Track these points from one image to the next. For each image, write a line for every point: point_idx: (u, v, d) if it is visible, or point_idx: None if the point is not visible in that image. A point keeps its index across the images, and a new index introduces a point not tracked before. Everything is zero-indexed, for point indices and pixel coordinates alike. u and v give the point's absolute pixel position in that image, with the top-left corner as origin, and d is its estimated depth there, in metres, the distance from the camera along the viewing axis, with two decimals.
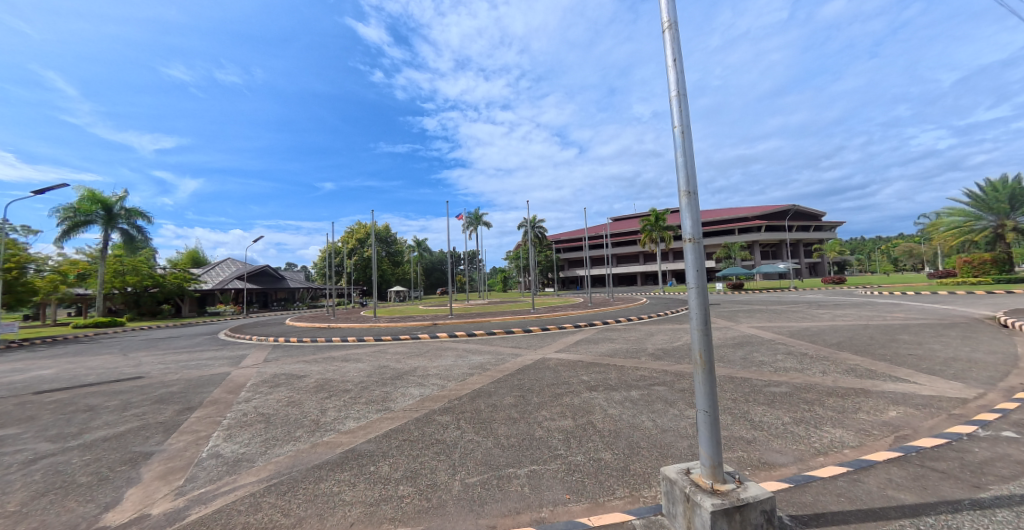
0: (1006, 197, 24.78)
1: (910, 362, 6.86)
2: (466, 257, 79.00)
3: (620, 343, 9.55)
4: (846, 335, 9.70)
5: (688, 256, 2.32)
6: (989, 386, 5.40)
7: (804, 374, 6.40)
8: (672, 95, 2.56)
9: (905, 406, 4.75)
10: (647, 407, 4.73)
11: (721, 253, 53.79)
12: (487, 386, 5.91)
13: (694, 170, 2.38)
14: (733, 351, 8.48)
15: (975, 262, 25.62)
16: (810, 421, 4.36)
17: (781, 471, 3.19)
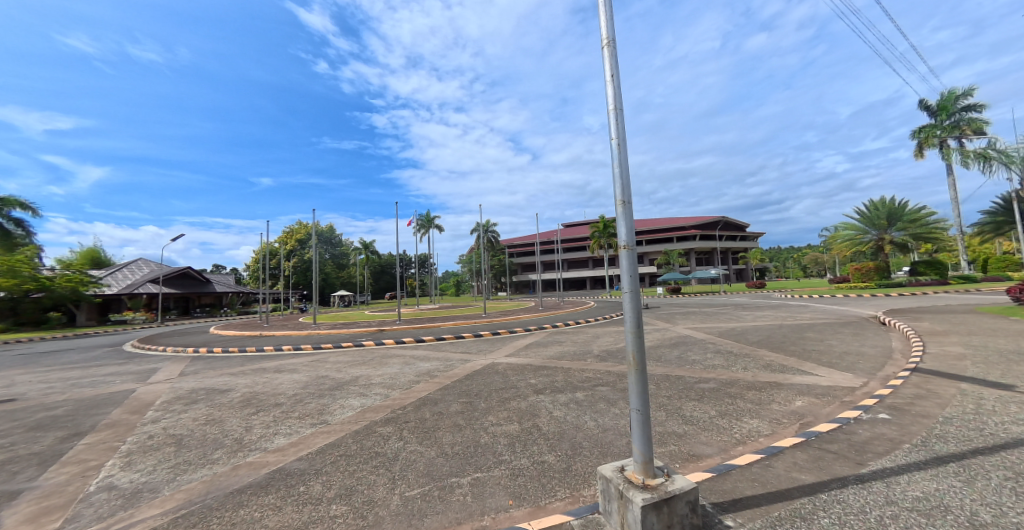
0: (884, 215, 29.18)
1: (813, 357, 7.76)
2: (416, 261, 77.24)
3: (568, 346, 9.80)
4: (764, 335, 10.79)
5: (622, 263, 2.46)
6: (872, 375, 6.30)
7: (729, 370, 7.02)
8: (609, 109, 2.71)
9: (809, 396, 5.39)
10: (590, 408, 4.89)
11: (664, 260, 57.45)
12: (434, 394, 5.77)
13: (628, 181, 2.54)
14: (670, 351, 9.06)
15: (863, 269, 29.83)
16: (732, 414, 4.77)
17: (706, 462, 3.44)
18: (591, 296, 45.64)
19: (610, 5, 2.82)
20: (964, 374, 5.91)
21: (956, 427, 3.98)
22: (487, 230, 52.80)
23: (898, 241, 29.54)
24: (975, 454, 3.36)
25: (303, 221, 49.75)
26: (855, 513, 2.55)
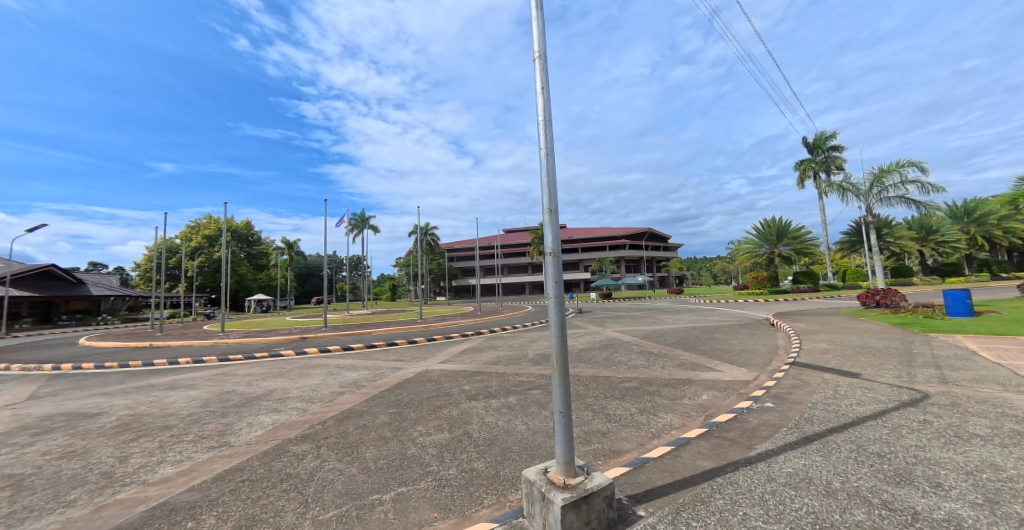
0: (775, 232, 33.95)
1: (718, 355, 8.73)
2: (348, 264, 72.65)
3: (504, 351, 9.88)
4: (680, 336, 11.91)
5: (547, 269, 2.55)
6: (763, 369, 7.25)
7: (649, 369, 7.60)
8: (539, 119, 2.79)
9: (712, 390, 6.04)
10: (521, 411, 4.95)
11: (597, 267, 60.63)
12: (359, 405, 5.43)
13: (554, 190, 2.64)
14: (599, 353, 9.56)
15: (759, 278, 34.34)
16: (650, 410, 5.15)
17: (625, 457, 3.67)
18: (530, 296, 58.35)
19: (542, 21, 2.93)
20: (827, 365, 7.08)
21: (820, 410, 4.73)
22: (427, 233, 51.17)
23: (785, 255, 34.53)
24: (831, 432, 4.02)
25: (212, 215, 43.84)
26: (743, 492, 2.89)
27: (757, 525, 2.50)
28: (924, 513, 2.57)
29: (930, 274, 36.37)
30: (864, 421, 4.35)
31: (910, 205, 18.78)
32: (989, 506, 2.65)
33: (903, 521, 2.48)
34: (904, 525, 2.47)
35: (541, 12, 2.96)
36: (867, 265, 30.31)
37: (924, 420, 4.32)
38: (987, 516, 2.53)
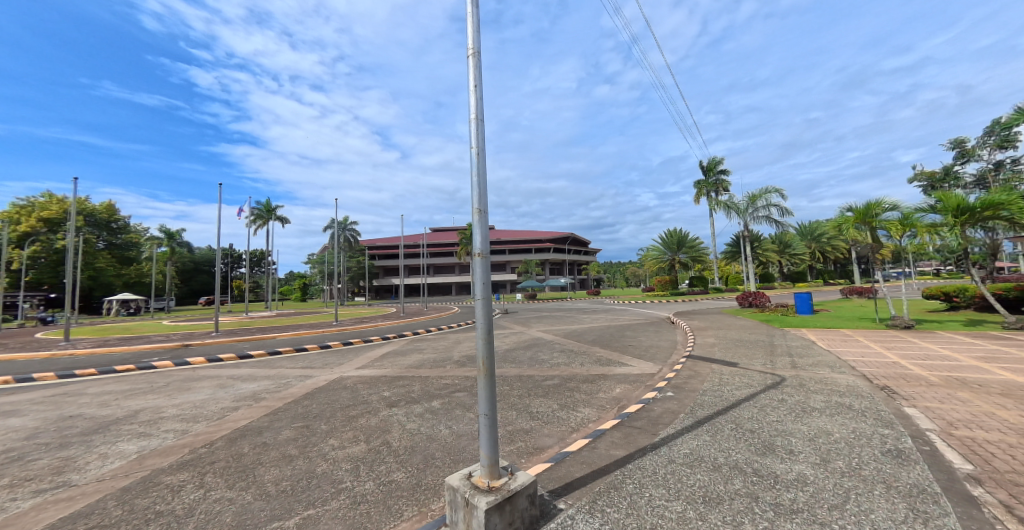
0: (676, 241, 38.19)
1: (630, 351, 9.49)
2: (249, 259, 64.54)
3: (428, 354, 9.57)
4: (597, 334, 12.70)
5: (475, 270, 2.51)
6: (666, 362, 8.06)
7: (570, 367, 7.97)
8: (471, 118, 2.75)
9: (624, 383, 6.53)
10: (445, 416, 4.82)
11: (522, 269, 62.10)
12: (258, 421, 4.80)
13: (485, 190, 2.62)
14: (524, 352, 9.77)
15: (662, 282, 38.36)
16: (569, 406, 5.38)
17: (546, 453, 3.77)
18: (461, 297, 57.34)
19: (477, 18, 2.88)
20: (715, 357, 8.13)
21: (709, 396, 5.40)
22: (345, 229, 47.58)
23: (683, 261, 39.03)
24: (719, 414, 4.60)
25: (55, 194, 35.58)
26: (649, 474, 3.15)
27: (660, 503, 2.74)
28: (784, 477, 3.07)
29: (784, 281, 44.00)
30: (742, 403, 5.07)
31: (772, 223, 22.60)
32: (826, 465, 3.26)
33: (768, 485, 2.94)
34: (769, 487, 2.92)
35: (476, 8, 2.91)
36: (742, 273, 35.63)
37: (783, 398, 5.19)
38: (824, 474, 3.12)
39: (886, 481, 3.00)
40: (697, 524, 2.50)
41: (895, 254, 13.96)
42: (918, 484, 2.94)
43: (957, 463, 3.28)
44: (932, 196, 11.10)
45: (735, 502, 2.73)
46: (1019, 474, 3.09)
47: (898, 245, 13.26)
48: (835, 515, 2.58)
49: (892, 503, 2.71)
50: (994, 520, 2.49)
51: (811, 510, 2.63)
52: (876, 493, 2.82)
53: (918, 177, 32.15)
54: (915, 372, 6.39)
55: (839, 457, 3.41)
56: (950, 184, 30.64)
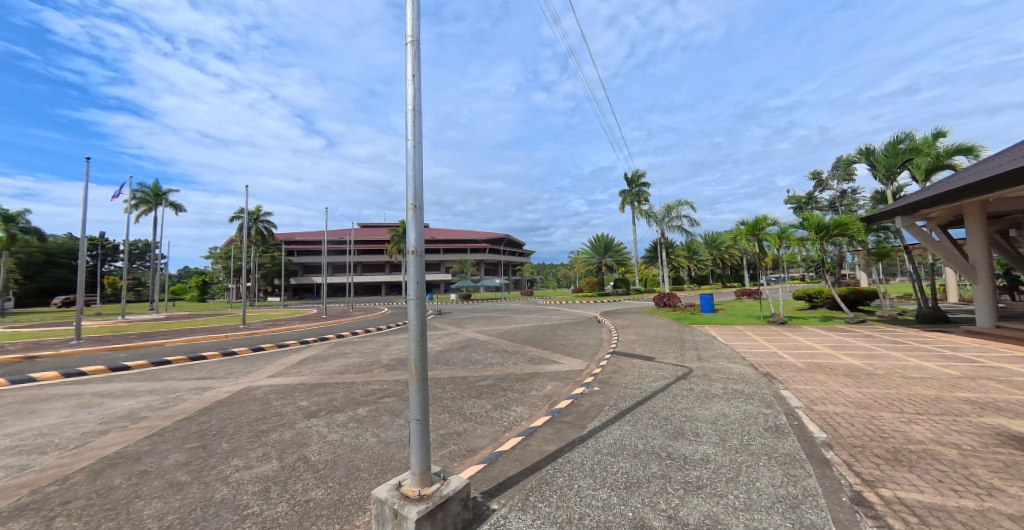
0: (603, 246, 40.78)
1: (560, 349, 9.81)
2: (131, 252, 54.80)
3: (354, 358, 8.96)
4: (528, 334, 12.97)
5: (409, 268, 2.38)
6: (593, 359, 8.48)
7: (503, 366, 8.02)
8: (408, 109, 2.60)
9: (555, 380, 6.74)
10: (371, 423, 4.54)
11: (457, 268, 61.35)
12: (137, 446, 4.05)
13: (421, 186, 2.50)
14: (457, 353, 9.62)
15: (589, 283, 40.54)
16: (503, 405, 5.40)
17: (480, 454, 3.72)
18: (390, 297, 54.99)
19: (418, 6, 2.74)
20: (636, 353, 8.75)
21: (631, 388, 5.79)
22: (257, 220, 42.43)
23: (608, 265, 41.69)
24: (639, 405, 4.95)
25: None
26: (577, 466, 3.27)
27: (588, 493, 2.85)
28: (691, 457, 3.39)
29: (692, 284, 49.12)
30: (659, 393, 5.52)
31: (683, 232, 25.17)
32: (725, 443, 3.68)
33: (679, 466, 3.23)
34: (680, 467, 3.21)
35: None
36: (658, 276, 39.10)
37: (691, 387, 5.76)
38: (723, 451, 3.51)
39: (770, 453, 3.47)
40: (619, 508, 2.64)
41: (771, 261, 16.10)
42: (791, 453, 3.45)
43: (816, 432, 3.92)
44: (798, 215, 13.26)
45: (652, 484, 2.94)
46: (858, 437, 3.78)
47: (774, 254, 15.36)
48: (731, 485, 2.91)
49: (774, 471, 3.14)
50: (842, 476, 3.02)
51: (712, 484, 2.93)
52: (761, 463, 3.26)
53: (788, 200, 37.91)
54: (793, 360, 7.50)
55: (734, 435, 3.87)
56: (813, 206, 36.75)
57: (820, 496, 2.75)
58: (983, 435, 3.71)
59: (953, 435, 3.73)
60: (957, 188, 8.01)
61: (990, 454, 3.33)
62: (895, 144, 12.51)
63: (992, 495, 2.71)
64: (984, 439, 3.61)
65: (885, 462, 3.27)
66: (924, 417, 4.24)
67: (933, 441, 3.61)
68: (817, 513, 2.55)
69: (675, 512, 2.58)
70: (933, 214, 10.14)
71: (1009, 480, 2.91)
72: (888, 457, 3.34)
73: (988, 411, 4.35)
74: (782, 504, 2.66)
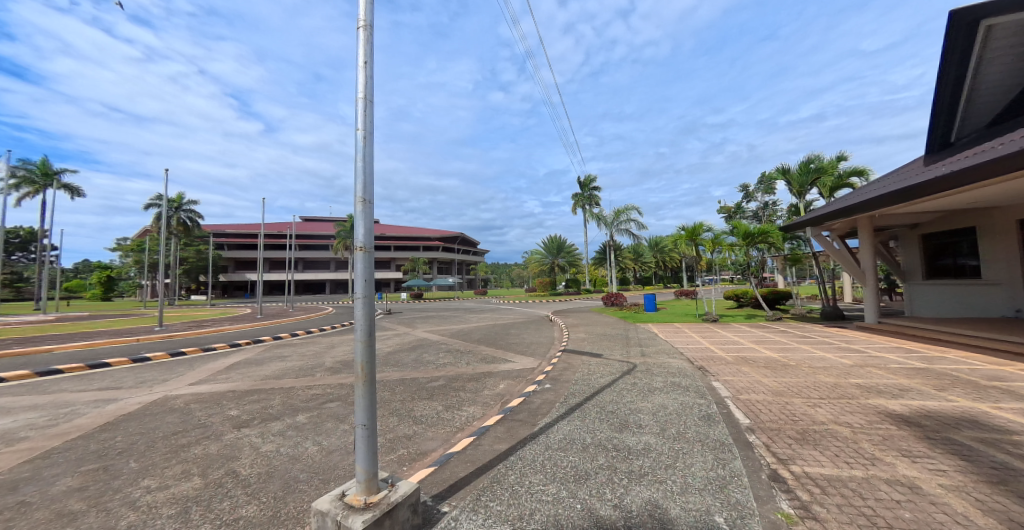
0: (556, 247, 41.75)
1: (513, 348, 9.87)
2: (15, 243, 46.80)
3: (294, 361, 8.36)
4: (481, 333, 12.90)
5: (357, 266, 2.25)
6: (544, 357, 8.62)
7: (455, 366, 7.89)
8: (358, 97, 2.46)
9: (507, 379, 6.76)
10: (313, 431, 4.25)
11: (409, 267, 59.66)
12: (16, 473, 3.44)
13: (371, 179, 2.38)
14: (408, 354, 9.32)
15: (542, 283, 41.28)
16: (454, 406, 5.30)
17: (430, 457, 3.62)
18: (336, 296, 52.24)
19: None
20: (585, 350, 9.01)
21: (580, 385, 5.96)
22: (179, 210, 38.16)
23: (560, 265, 42.75)
24: (587, 400, 5.09)
25: None
26: (528, 463, 3.29)
27: (539, 488, 2.87)
28: (635, 447, 3.55)
29: (636, 285, 51.85)
30: (606, 388, 5.73)
31: (631, 235, 26.46)
32: (666, 433, 3.89)
33: (623, 456, 3.36)
34: (624, 458, 3.35)
35: None
36: (606, 276, 40.77)
37: (635, 382, 6.04)
38: (662, 440, 3.71)
39: (704, 439, 3.73)
40: (568, 501, 2.69)
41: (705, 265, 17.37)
42: (720, 438, 3.74)
43: (742, 418, 4.29)
44: (728, 223, 14.41)
45: (598, 476, 3.03)
46: (776, 422, 4.18)
47: (708, 257, 16.61)
48: (669, 471, 3.09)
49: (707, 456, 3.37)
50: (762, 457, 3.32)
51: (653, 471, 3.08)
52: (694, 449, 3.49)
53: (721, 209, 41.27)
54: (725, 355, 8.14)
55: (672, 424, 4.12)
56: (741, 216, 40.31)
57: (743, 476, 3.00)
58: (869, 414, 4.28)
59: (847, 415, 4.26)
60: (853, 204, 9.15)
61: (873, 430, 3.84)
62: (806, 164, 14.08)
63: (876, 464, 3.13)
64: (869, 417, 4.16)
65: (796, 442, 3.64)
66: (826, 401, 4.80)
67: (832, 421, 4.10)
68: (741, 492, 2.77)
69: (620, 500, 2.68)
70: (836, 226, 11.51)
71: (887, 450, 3.39)
72: (798, 437, 3.74)
73: (873, 393, 5.03)
74: (711, 485, 2.86)
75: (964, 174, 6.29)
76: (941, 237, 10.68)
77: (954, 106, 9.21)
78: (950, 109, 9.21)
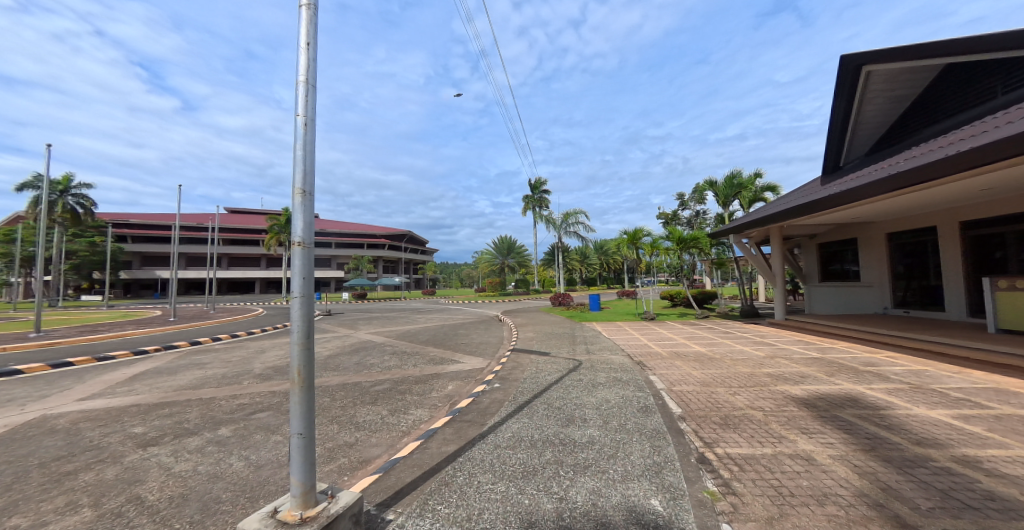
0: (506, 247, 42.06)
1: (461, 348, 9.76)
2: None
3: (216, 368, 7.56)
4: (429, 334, 12.60)
5: (294, 263, 2.08)
6: (493, 357, 8.62)
7: (401, 369, 7.63)
8: (299, 80, 2.27)
9: (456, 380, 6.68)
10: (237, 445, 3.86)
11: (352, 265, 56.71)
12: None
13: (312, 169, 2.21)
14: (350, 357, 8.85)
15: (492, 283, 41.35)
16: (400, 409, 5.12)
17: (374, 464, 3.45)
18: (268, 296, 48.20)
19: None
20: (533, 349, 9.15)
21: (528, 383, 6.05)
22: (65, 194, 32.72)
23: (510, 265, 43.12)
24: (535, 398, 5.17)
25: None
26: (476, 464, 3.25)
27: (487, 488, 2.85)
28: (579, 441, 3.66)
29: (583, 285, 53.85)
30: (554, 385, 5.88)
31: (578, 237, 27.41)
32: (608, 425, 4.07)
33: (568, 450, 3.45)
34: (570, 452, 3.44)
35: None
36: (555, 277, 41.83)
37: (580, 378, 6.26)
38: (605, 432, 3.88)
39: (643, 429, 3.95)
40: (517, 497, 2.71)
41: (643, 267, 18.34)
42: (656, 427, 3.98)
43: (674, 408, 4.61)
44: (665, 228, 15.31)
45: (546, 470, 3.09)
46: (705, 409, 4.54)
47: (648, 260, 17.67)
48: (610, 461, 3.23)
49: (646, 444, 3.57)
50: (692, 442, 3.59)
51: (597, 463, 3.20)
52: (634, 439, 3.68)
53: (660, 215, 44.16)
54: (662, 351, 8.70)
55: (614, 417, 4.31)
56: (677, 223, 43.36)
57: (676, 460, 3.22)
58: (779, 399, 4.81)
59: (761, 401, 4.74)
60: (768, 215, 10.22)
61: (781, 412, 4.32)
62: (730, 179, 15.44)
63: (783, 441, 3.52)
64: (779, 402, 4.68)
65: (720, 427, 3.98)
66: (743, 389, 5.32)
67: (749, 406, 4.55)
68: (674, 475, 2.97)
69: (565, 493, 2.74)
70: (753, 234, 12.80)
71: (791, 429, 3.83)
72: (721, 422, 4.09)
73: (782, 381, 5.66)
74: (648, 471, 3.03)
75: (851, 193, 7.24)
76: (833, 246, 12.29)
77: (843, 136, 10.61)
78: (840, 138, 10.62)
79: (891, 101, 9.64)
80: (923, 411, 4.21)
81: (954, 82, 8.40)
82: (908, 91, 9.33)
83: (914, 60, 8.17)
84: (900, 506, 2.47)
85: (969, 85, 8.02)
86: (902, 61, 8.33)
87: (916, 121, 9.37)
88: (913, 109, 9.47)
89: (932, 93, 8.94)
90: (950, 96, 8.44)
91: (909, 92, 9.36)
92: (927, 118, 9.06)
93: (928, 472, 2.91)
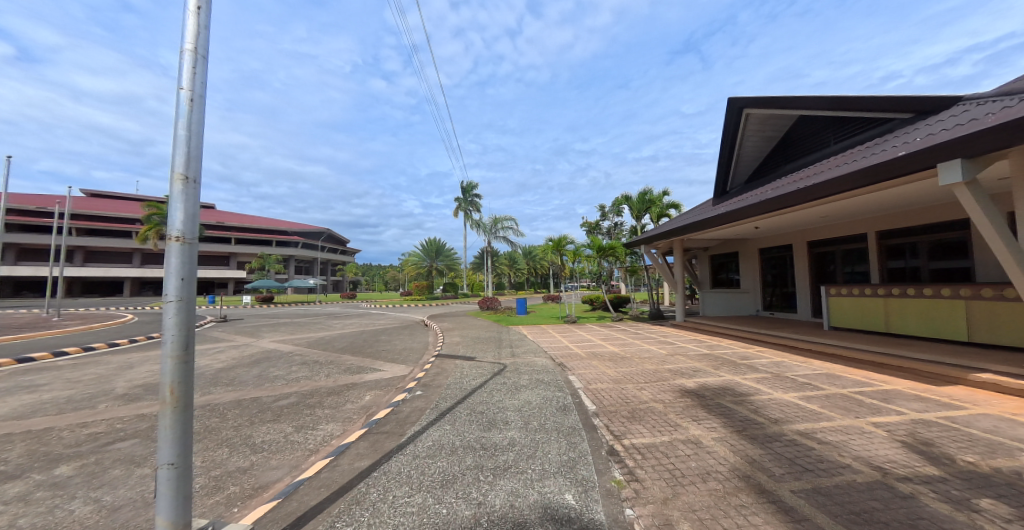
0: (434, 250, 41.04)
1: (382, 356, 9.22)
2: None
3: (60, 391, 6.11)
4: (347, 341, 11.70)
5: (169, 261, 1.78)
6: (415, 364, 8.29)
7: (311, 380, 6.96)
8: (185, 49, 1.96)
9: (375, 389, 6.29)
10: (85, 484, 3.17)
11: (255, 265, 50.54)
12: None
13: (197, 153, 1.92)
14: (249, 370, 7.84)
15: (418, 286, 40.02)
16: (308, 425, 4.67)
17: (272, 490, 3.08)
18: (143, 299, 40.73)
19: None
20: (457, 354, 9.00)
21: (452, 389, 5.94)
22: None
23: (438, 269, 42.15)
24: (458, 404, 5.08)
25: None
26: (392, 477, 3.08)
27: (403, 501, 2.72)
28: (500, 444, 3.68)
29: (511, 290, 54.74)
30: (478, 389, 5.84)
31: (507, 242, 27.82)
32: (529, 426, 4.16)
33: (489, 454, 3.45)
34: (490, 455, 3.44)
35: None
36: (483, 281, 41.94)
37: (504, 381, 6.32)
38: (526, 433, 3.95)
39: (561, 427, 4.10)
40: (434, 508, 2.62)
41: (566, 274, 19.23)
42: (573, 425, 4.17)
43: (590, 405, 4.88)
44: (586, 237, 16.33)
45: (466, 477, 3.04)
46: (616, 405, 4.88)
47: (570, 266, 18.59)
48: (529, 461, 3.29)
49: (563, 442, 3.71)
50: (604, 436, 3.83)
51: (516, 464, 3.24)
52: (552, 438, 3.81)
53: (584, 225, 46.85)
54: (581, 351, 9.18)
55: (535, 418, 4.43)
56: (597, 232, 46.37)
57: (589, 454, 3.41)
58: (676, 392, 5.37)
59: (662, 395, 5.25)
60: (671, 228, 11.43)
61: (676, 403, 4.84)
62: (642, 195, 17.05)
63: (678, 429, 3.94)
64: (676, 394, 5.22)
65: (628, 420, 4.31)
66: (648, 384, 5.84)
67: (652, 400, 5.01)
68: (587, 468, 3.14)
69: (484, 498, 2.73)
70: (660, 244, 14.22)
71: (685, 417, 4.30)
72: (630, 416, 4.43)
73: (679, 375, 6.34)
74: (563, 468, 3.15)
75: (735, 213, 8.38)
76: (722, 257, 14.16)
77: (729, 164, 12.34)
78: (726, 166, 12.33)
79: (763, 140, 11.46)
80: (780, 395, 5.04)
81: (804, 129, 10.28)
82: (774, 134, 11.18)
83: (778, 109, 9.85)
84: (762, 475, 2.91)
85: (815, 132, 9.85)
86: (770, 108, 9.99)
87: (780, 158, 11.26)
88: (778, 148, 11.35)
89: (790, 137, 10.84)
90: (803, 140, 10.29)
91: (775, 133, 11.21)
92: (787, 156, 10.93)
93: (781, 444, 3.48)
